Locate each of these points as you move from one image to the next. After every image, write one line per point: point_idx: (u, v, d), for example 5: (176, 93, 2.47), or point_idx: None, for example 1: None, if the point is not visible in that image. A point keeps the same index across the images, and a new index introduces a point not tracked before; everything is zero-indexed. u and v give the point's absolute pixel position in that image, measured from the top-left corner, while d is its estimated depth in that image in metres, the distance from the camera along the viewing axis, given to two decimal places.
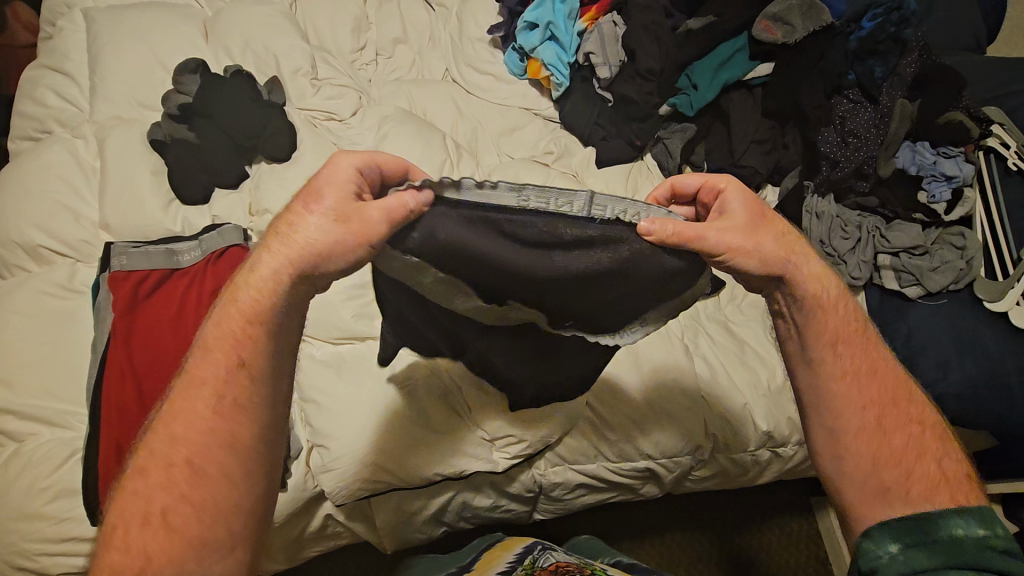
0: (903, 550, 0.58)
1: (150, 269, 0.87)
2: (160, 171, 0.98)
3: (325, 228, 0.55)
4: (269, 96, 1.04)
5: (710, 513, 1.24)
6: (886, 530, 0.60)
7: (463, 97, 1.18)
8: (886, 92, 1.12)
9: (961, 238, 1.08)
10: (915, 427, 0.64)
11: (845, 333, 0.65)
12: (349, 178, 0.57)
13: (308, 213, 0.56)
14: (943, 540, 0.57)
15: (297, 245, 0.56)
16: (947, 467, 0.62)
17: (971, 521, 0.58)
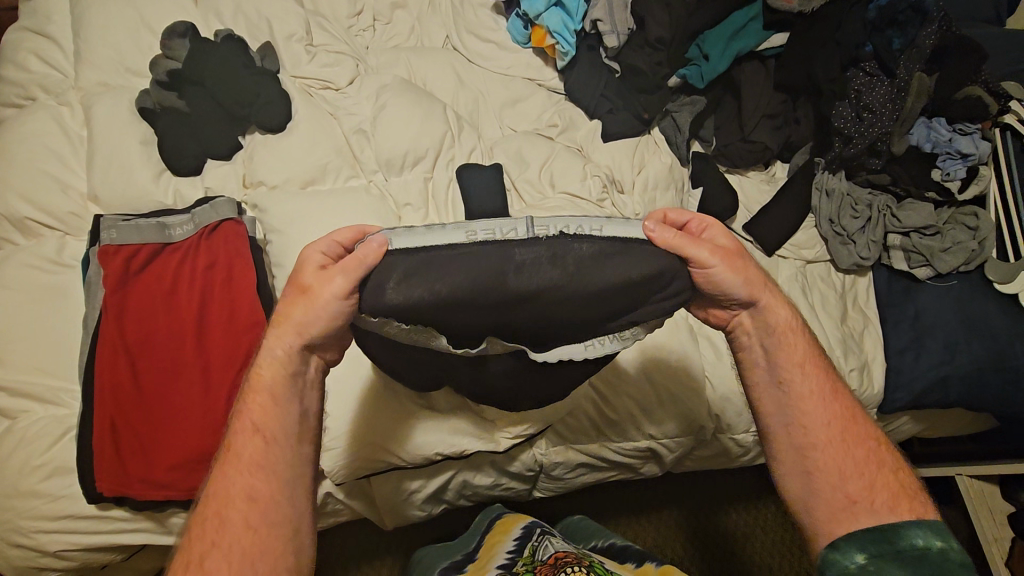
0: (872, 562, 0.56)
1: (141, 243, 0.84)
2: (149, 141, 0.94)
3: (305, 300, 0.58)
4: (261, 62, 1.00)
5: (707, 492, 1.25)
6: (852, 541, 0.58)
7: (464, 67, 1.13)
8: (904, 65, 1.06)
9: (974, 218, 1.05)
10: (871, 441, 0.64)
11: (812, 358, 0.67)
12: (315, 262, 0.60)
13: (292, 305, 0.59)
14: (907, 552, 0.56)
15: (287, 326, 0.59)
16: (902, 479, 0.62)
17: (924, 531, 0.57)
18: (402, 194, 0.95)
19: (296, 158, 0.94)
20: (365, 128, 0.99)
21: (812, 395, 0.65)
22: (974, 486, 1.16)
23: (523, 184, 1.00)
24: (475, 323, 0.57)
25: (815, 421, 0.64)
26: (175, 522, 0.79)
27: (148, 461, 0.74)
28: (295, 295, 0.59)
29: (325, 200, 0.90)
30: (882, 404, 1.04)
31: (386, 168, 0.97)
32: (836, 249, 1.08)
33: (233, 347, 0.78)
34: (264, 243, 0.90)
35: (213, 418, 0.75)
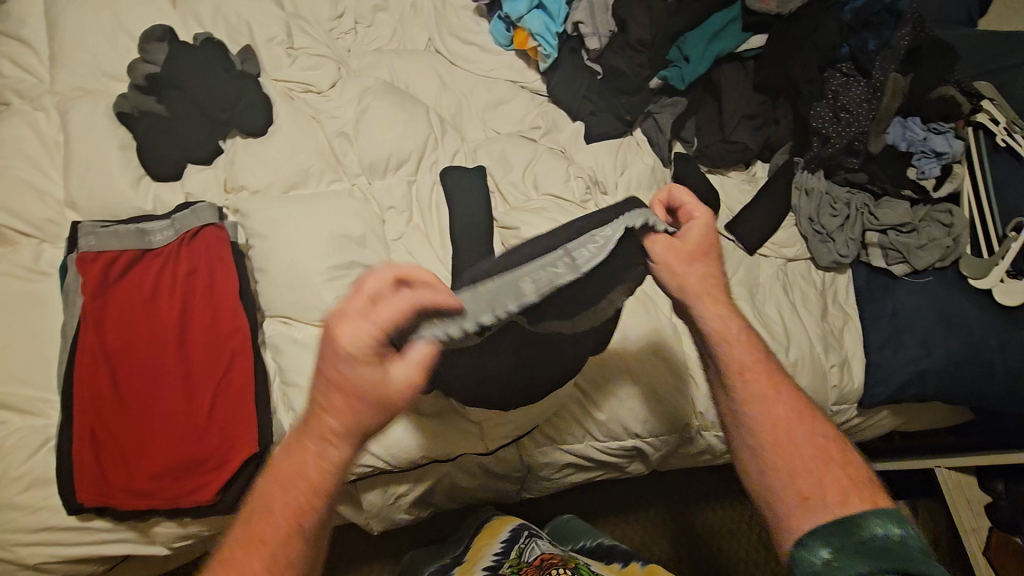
0: (836, 556, 0.54)
1: (121, 250, 0.83)
2: (128, 146, 0.93)
3: (370, 390, 0.48)
4: (242, 66, 0.99)
5: (693, 489, 1.26)
6: (815, 535, 0.56)
7: (447, 70, 1.13)
8: (879, 65, 1.08)
9: (949, 215, 1.07)
10: (822, 437, 0.64)
11: (756, 362, 0.68)
12: (365, 345, 0.46)
13: (352, 388, 0.48)
14: (868, 542, 0.54)
15: (338, 413, 0.49)
16: (858, 473, 0.61)
17: (882, 519, 0.55)
18: (385, 198, 0.96)
19: (278, 162, 0.93)
20: (348, 131, 0.99)
21: (766, 399, 0.66)
22: (954, 477, 1.17)
23: (507, 186, 1.00)
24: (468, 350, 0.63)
25: (767, 420, 0.65)
26: (159, 532, 0.78)
27: (129, 471, 0.73)
28: (336, 376, 0.48)
29: (307, 204, 0.90)
30: (863, 399, 1.06)
31: (369, 171, 0.96)
32: (816, 247, 1.10)
33: (217, 354, 0.79)
34: (246, 248, 0.89)
35: (197, 426, 0.75)
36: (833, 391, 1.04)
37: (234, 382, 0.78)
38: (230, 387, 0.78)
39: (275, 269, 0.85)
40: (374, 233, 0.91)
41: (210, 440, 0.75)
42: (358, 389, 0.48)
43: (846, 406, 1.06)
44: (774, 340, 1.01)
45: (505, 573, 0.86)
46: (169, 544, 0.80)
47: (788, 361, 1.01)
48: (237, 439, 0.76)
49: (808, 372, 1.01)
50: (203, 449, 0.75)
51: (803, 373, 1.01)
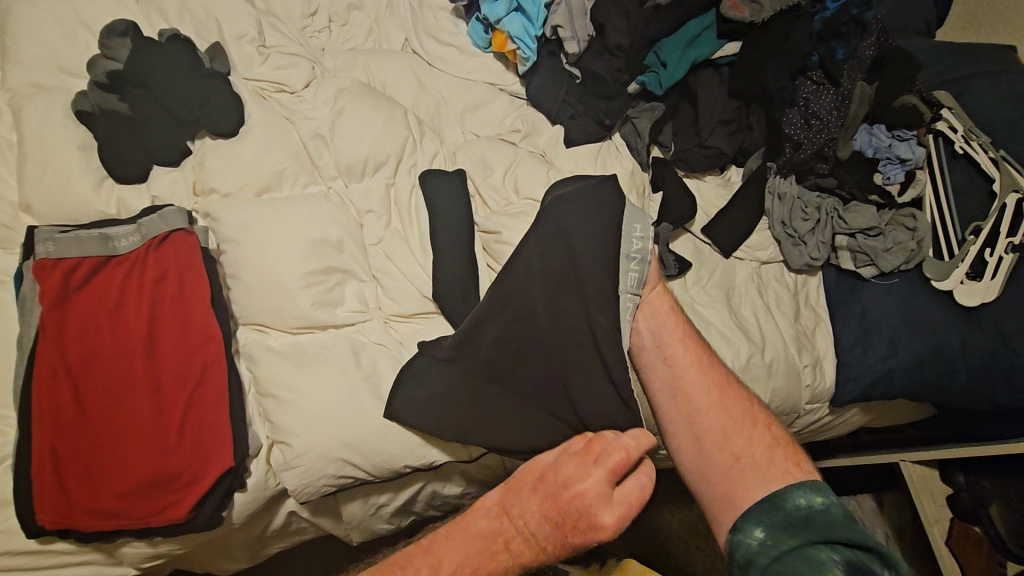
0: (769, 534, 0.65)
1: (82, 257, 0.78)
2: (88, 147, 0.88)
3: (589, 523, 0.67)
4: (210, 64, 0.95)
5: (671, 489, 1.28)
6: (750, 514, 0.67)
7: (425, 71, 1.12)
8: (847, 74, 1.11)
9: (913, 220, 1.11)
10: (746, 402, 0.78)
11: (690, 340, 0.81)
12: (598, 486, 0.68)
13: (546, 507, 0.69)
14: (792, 512, 0.66)
15: (538, 519, 0.69)
16: (770, 431, 0.75)
17: (804, 491, 0.67)
18: (363, 201, 0.93)
19: (249, 164, 0.90)
20: (324, 133, 0.96)
21: (690, 375, 0.78)
22: (918, 471, 1.20)
23: (488, 190, 0.99)
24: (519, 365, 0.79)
25: (698, 391, 0.77)
26: (127, 553, 0.74)
27: (95, 491, 0.69)
28: (557, 496, 0.69)
29: (283, 208, 0.87)
30: (834, 397, 1.09)
31: (346, 174, 0.94)
32: (789, 250, 1.13)
33: (189, 365, 0.75)
34: (218, 253, 0.86)
35: (168, 441, 0.72)
36: (805, 390, 1.07)
37: (208, 394, 0.75)
38: (203, 400, 0.75)
39: (250, 275, 0.83)
40: (352, 237, 0.90)
41: (182, 456, 0.72)
42: (554, 506, 0.69)
43: (818, 405, 1.10)
44: (750, 341, 1.03)
45: None
46: (138, 565, 0.76)
47: (764, 363, 1.03)
48: (211, 454, 0.73)
49: (783, 372, 1.04)
50: (176, 466, 0.71)
51: (778, 374, 1.03)
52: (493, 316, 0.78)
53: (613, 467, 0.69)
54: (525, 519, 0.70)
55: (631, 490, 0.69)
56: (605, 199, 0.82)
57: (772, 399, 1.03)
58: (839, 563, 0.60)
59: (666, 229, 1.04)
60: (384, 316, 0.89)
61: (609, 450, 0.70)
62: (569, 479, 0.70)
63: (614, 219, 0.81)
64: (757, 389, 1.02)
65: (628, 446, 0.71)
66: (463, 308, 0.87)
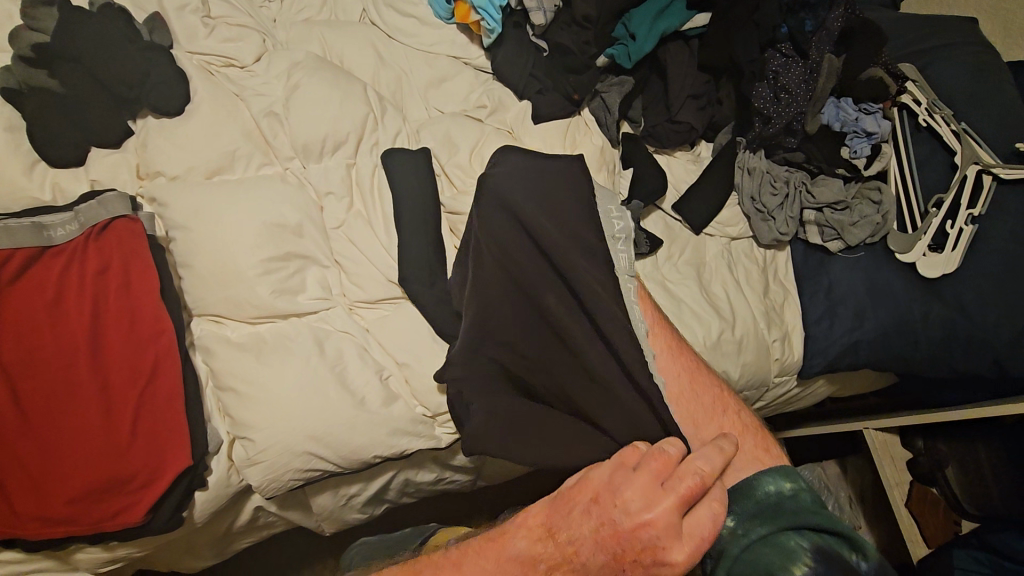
0: (741, 523, 0.64)
1: (13, 248, 0.72)
2: (16, 128, 0.81)
3: (658, 558, 0.58)
4: (150, 36, 0.89)
5: None
6: (720, 507, 0.66)
7: (384, 44, 1.06)
8: (815, 46, 1.10)
9: (878, 193, 1.13)
10: (717, 387, 0.77)
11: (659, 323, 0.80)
12: (672, 511, 0.59)
13: (597, 529, 0.61)
14: (762, 499, 0.65)
15: (586, 544, 0.61)
16: (738, 420, 0.75)
17: (774, 477, 0.67)
18: (323, 182, 0.89)
19: (197, 144, 0.84)
20: (277, 110, 0.91)
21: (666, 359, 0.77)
22: (880, 436, 1.22)
23: (453, 168, 0.95)
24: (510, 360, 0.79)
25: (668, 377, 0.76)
26: (83, 558, 0.71)
27: (41, 497, 0.65)
28: (609, 518, 0.60)
29: (235, 191, 0.82)
30: (802, 370, 1.11)
31: (303, 154, 0.89)
32: (757, 225, 1.13)
33: (138, 361, 0.71)
34: (167, 241, 0.81)
35: (119, 442, 0.68)
36: (774, 364, 1.09)
37: (160, 391, 0.71)
38: (155, 397, 0.71)
39: (201, 264, 0.78)
40: (311, 221, 0.85)
41: (135, 457, 0.68)
42: (611, 531, 0.60)
43: (787, 377, 1.11)
44: (721, 317, 1.04)
45: None
46: (95, 569, 0.73)
47: (734, 338, 1.03)
48: (167, 452, 0.69)
49: (753, 347, 1.04)
50: (128, 468, 0.68)
51: (748, 348, 1.04)
52: (484, 313, 0.78)
53: (682, 495, 0.59)
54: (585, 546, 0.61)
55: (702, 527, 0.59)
56: (573, 178, 0.82)
57: (742, 373, 1.04)
58: (809, 551, 0.59)
59: (639, 206, 1.03)
60: (348, 302, 0.86)
61: (679, 471, 0.62)
62: (631, 501, 0.60)
63: (586, 197, 0.81)
64: (727, 365, 1.03)
65: (703, 466, 0.62)
66: (430, 293, 0.84)
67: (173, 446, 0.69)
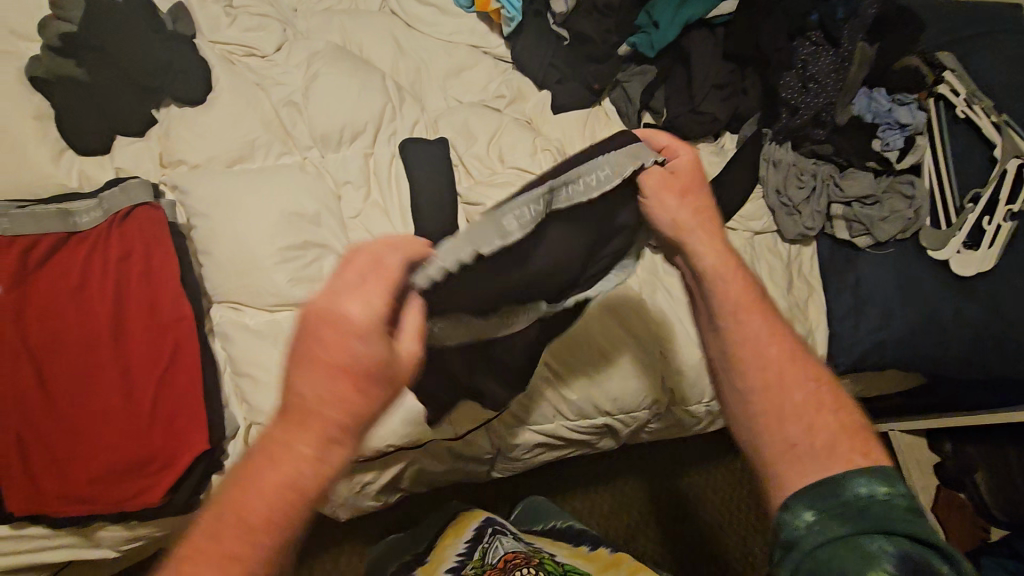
0: (820, 519, 0.47)
1: (41, 234, 0.74)
2: (45, 116, 0.83)
3: (354, 340, 0.48)
4: (173, 25, 0.90)
5: (691, 452, 1.30)
6: (800, 498, 0.49)
7: (403, 32, 1.06)
8: (848, 34, 1.05)
9: (911, 187, 1.08)
10: (812, 382, 0.56)
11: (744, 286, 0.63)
12: (358, 295, 0.50)
13: (356, 333, 0.48)
14: (851, 505, 0.47)
15: (339, 354, 0.48)
16: (846, 417, 0.54)
17: (868, 479, 0.48)
18: (341, 172, 0.89)
19: (219, 133, 0.85)
20: (297, 99, 0.91)
21: (755, 327, 0.60)
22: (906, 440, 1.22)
23: (471, 159, 0.95)
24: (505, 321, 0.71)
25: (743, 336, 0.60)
26: (106, 536, 0.72)
27: (65, 477, 0.67)
28: (337, 317, 0.49)
29: (254, 179, 0.83)
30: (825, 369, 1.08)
31: (322, 144, 0.90)
32: (782, 219, 1.09)
33: (158, 347, 0.72)
34: (188, 229, 0.82)
35: (139, 425, 0.69)
36: None
37: (179, 376, 0.72)
38: (175, 383, 0.72)
39: (221, 252, 0.79)
40: (329, 210, 0.85)
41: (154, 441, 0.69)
42: (361, 337, 0.48)
43: None
44: None
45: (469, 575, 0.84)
46: (117, 547, 0.75)
47: None
48: (185, 437, 0.70)
49: None
50: (147, 451, 0.69)
51: None
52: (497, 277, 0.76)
53: (387, 274, 0.53)
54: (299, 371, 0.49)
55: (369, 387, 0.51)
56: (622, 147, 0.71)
57: None
58: (893, 557, 0.43)
59: None
60: None
61: (343, 302, 0.50)
62: (330, 311, 0.49)
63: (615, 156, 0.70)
64: None
65: (348, 307, 0.50)
66: None
67: (192, 431, 0.70)
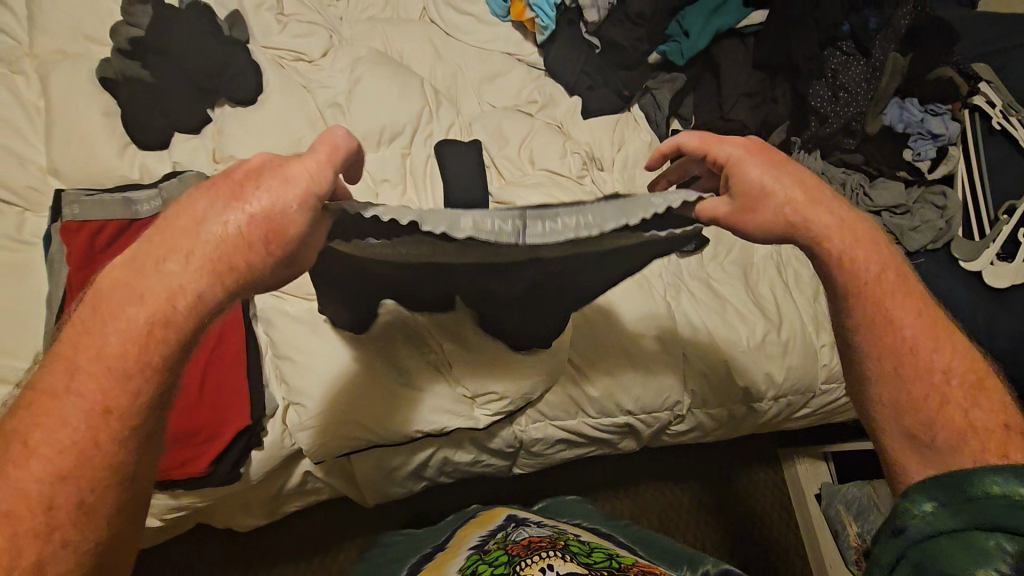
0: (937, 512, 0.47)
1: (107, 219, 0.81)
2: (112, 113, 0.90)
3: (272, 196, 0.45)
4: (229, 31, 0.96)
5: (732, 458, 1.32)
6: (924, 489, 0.49)
7: (442, 40, 1.11)
8: (879, 44, 1.08)
9: (942, 198, 1.08)
10: (936, 374, 0.54)
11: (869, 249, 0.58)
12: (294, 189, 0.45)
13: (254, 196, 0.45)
14: (974, 500, 0.46)
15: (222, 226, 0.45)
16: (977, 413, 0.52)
17: (1009, 478, 0.45)
18: (379, 170, 0.93)
19: (269, 131, 0.91)
20: (340, 101, 0.96)
21: (880, 314, 0.56)
22: None
23: (502, 160, 0.99)
24: (521, 302, 0.69)
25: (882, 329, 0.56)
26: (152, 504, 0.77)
27: None
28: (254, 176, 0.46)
29: None
30: None
31: (362, 143, 0.94)
32: None
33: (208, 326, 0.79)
34: None
35: (188, 397, 0.75)
36: (822, 370, 1.05)
37: (225, 354, 0.79)
38: (222, 360, 0.78)
39: None
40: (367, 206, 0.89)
41: (200, 413, 0.75)
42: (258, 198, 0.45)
43: (835, 385, 1.07)
44: (766, 319, 1.02)
45: (491, 549, 0.85)
46: (161, 516, 0.79)
47: (780, 340, 1.01)
48: (231, 410, 0.76)
49: (800, 350, 1.02)
50: (194, 422, 0.74)
51: (794, 352, 1.02)
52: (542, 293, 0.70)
53: (329, 153, 0.46)
54: (172, 250, 0.45)
55: (271, 271, 0.47)
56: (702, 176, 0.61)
57: (786, 376, 1.02)
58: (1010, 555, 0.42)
59: None
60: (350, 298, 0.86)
61: (262, 180, 0.46)
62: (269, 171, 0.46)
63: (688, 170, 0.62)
64: (772, 367, 1.00)
65: (296, 173, 0.45)
66: None
67: (235, 407, 0.75)
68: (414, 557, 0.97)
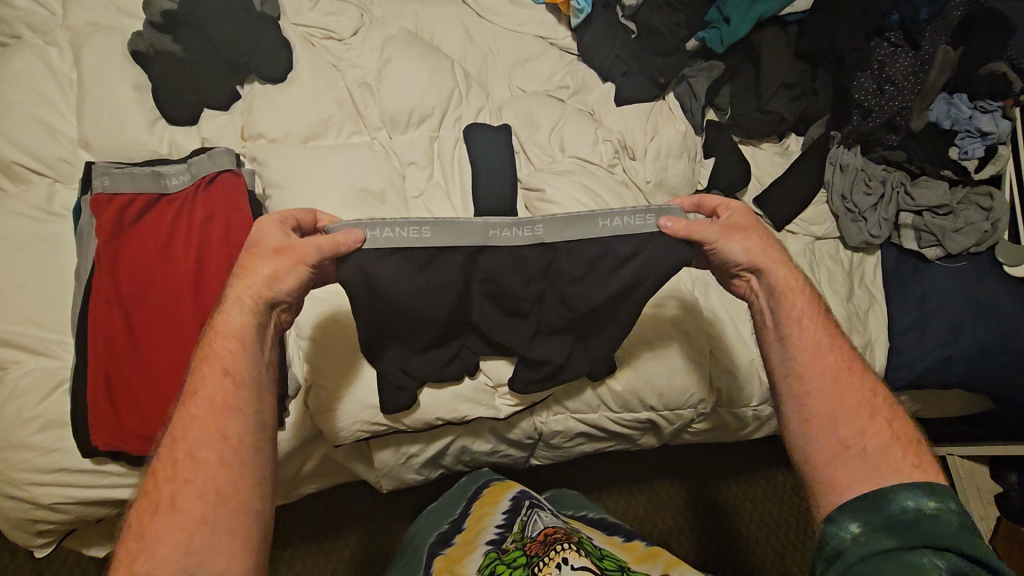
0: (866, 532, 0.53)
1: (137, 194, 0.81)
2: (142, 87, 0.89)
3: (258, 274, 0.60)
4: (262, 8, 0.95)
5: (744, 458, 1.29)
6: (847, 511, 0.55)
7: (472, 22, 1.08)
8: (929, 36, 1.02)
9: (989, 199, 1.03)
10: (868, 393, 0.61)
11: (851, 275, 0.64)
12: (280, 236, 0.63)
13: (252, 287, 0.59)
14: (898, 519, 0.53)
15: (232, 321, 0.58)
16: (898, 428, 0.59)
17: (916, 494, 0.54)
18: (406, 153, 0.92)
19: (296, 110, 0.90)
20: (369, 81, 0.95)
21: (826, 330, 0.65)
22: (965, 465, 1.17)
23: (533, 146, 0.97)
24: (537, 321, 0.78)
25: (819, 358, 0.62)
26: None
27: (142, 417, 0.73)
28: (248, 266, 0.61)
29: (329, 156, 0.87)
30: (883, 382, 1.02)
31: (390, 125, 0.93)
32: (847, 225, 1.05)
33: None
34: (263, 198, 0.86)
35: None
36: None
37: None
38: None
39: None
40: (394, 188, 0.88)
41: None
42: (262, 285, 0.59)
43: None
44: None
45: (510, 548, 0.84)
46: None
47: None
48: None
49: None
50: None
51: None
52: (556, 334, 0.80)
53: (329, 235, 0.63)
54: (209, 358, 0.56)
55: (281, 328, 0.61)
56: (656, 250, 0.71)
57: None
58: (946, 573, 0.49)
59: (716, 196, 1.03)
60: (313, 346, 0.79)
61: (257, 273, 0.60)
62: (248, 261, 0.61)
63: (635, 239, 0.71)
64: None
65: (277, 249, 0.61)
66: None
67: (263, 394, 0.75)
68: (432, 539, 0.95)
